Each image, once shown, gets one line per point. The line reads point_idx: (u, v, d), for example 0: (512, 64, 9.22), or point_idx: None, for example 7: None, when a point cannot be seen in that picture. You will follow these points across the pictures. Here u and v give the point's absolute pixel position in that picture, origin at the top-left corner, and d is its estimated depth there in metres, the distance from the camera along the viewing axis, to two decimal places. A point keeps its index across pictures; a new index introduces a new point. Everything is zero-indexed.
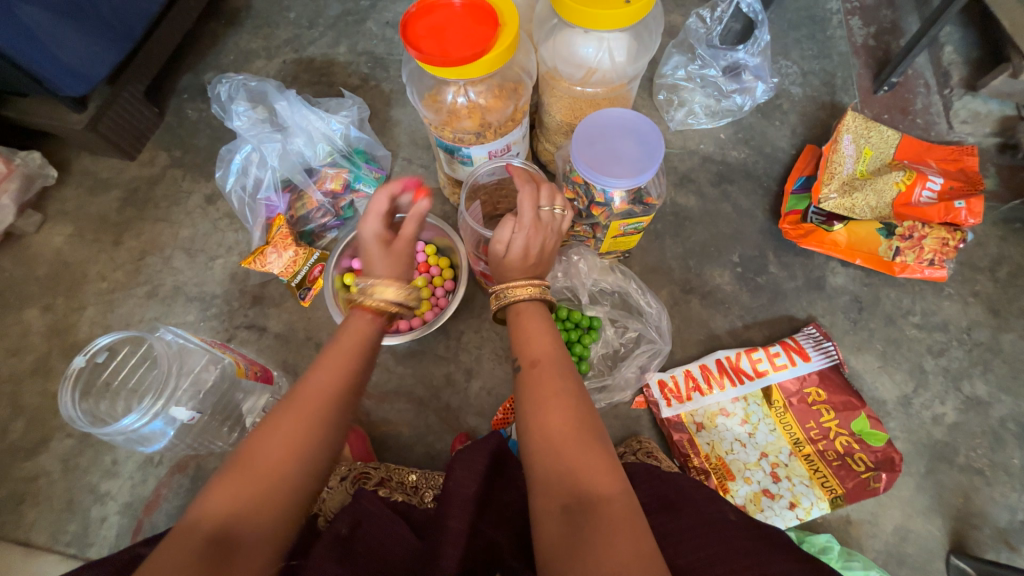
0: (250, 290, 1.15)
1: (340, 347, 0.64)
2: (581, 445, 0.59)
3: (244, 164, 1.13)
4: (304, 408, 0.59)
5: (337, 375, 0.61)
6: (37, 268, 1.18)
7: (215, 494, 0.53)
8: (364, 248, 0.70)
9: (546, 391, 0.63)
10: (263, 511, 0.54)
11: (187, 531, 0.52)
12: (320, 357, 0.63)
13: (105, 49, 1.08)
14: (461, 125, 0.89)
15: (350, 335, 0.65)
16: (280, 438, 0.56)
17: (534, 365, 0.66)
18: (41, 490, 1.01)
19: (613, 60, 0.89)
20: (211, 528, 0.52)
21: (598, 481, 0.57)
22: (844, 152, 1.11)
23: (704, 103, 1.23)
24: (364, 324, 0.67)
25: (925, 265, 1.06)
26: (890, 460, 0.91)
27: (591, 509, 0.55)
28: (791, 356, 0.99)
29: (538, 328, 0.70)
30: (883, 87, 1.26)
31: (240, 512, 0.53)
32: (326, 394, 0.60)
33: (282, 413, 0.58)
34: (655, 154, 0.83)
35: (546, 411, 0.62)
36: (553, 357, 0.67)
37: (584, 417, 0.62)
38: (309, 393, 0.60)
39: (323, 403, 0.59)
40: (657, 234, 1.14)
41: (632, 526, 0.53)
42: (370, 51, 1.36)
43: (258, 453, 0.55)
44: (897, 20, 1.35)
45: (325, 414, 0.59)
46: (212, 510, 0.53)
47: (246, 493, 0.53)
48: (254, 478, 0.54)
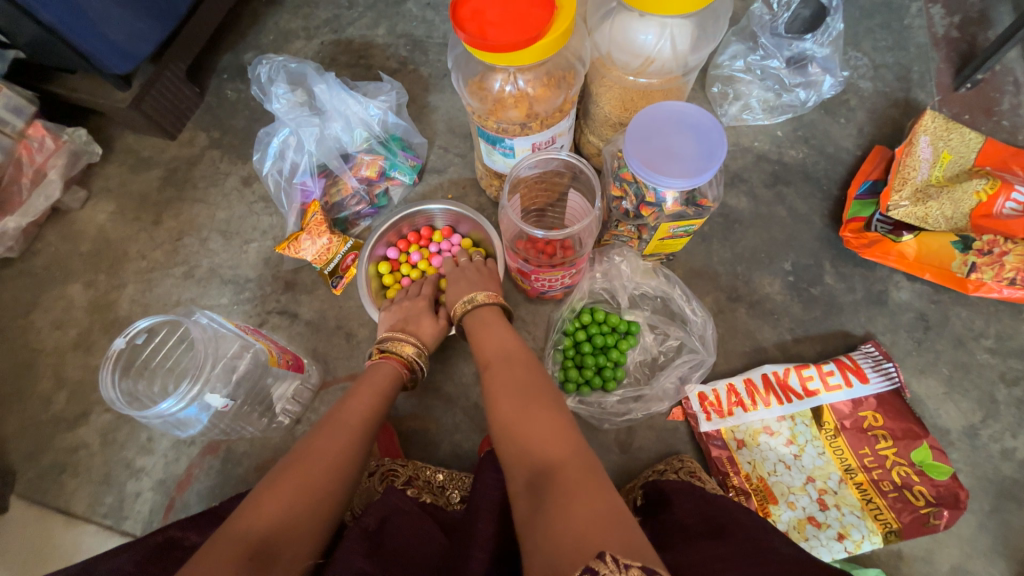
0: (283, 275, 1.14)
1: (371, 384, 0.80)
2: (531, 417, 0.64)
3: (281, 147, 1.11)
4: (342, 428, 0.72)
5: (370, 410, 0.76)
6: (81, 244, 1.21)
7: (266, 503, 0.60)
8: (413, 313, 0.92)
9: (498, 384, 0.72)
10: (305, 520, 0.60)
11: (235, 541, 0.55)
12: (354, 390, 0.79)
13: (150, 27, 1.07)
14: (507, 115, 0.84)
15: (381, 374, 0.82)
16: (329, 450, 0.68)
17: (488, 368, 0.76)
18: (82, 462, 1.05)
19: (674, 49, 0.83)
20: (259, 536, 0.56)
21: (552, 448, 0.58)
22: (919, 155, 1.02)
23: (762, 97, 1.15)
24: (393, 371, 0.83)
25: (1005, 285, 0.95)
26: (955, 496, 0.84)
27: (548, 474, 0.55)
28: (846, 376, 0.92)
29: (489, 329, 0.82)
30: (965, 84, 1.15)
31: (285, 522, 0.59)
32: (360, 419, 0.74)
33: (322, 433, 0.70)
34: (716, 152, 0.76)
35: (498, 402, 0.69)
36: (503, 356, 0.77)
37: (532, 397, 0.67)
38: (345, 418, 0.73)
39: (356, 428, 0.73)
40: (705, 236, 1.08)
41: (584, 480, 0.52)
42: (409, 33, 1.32)
43: (309, 465, 0.65)
44: (986, 9, 1.22)
45: (360, 438, 0.72)
46: (262, 518, 0.58)
47: (294, 502, 0.61)
48: (302, 486, 0.62)
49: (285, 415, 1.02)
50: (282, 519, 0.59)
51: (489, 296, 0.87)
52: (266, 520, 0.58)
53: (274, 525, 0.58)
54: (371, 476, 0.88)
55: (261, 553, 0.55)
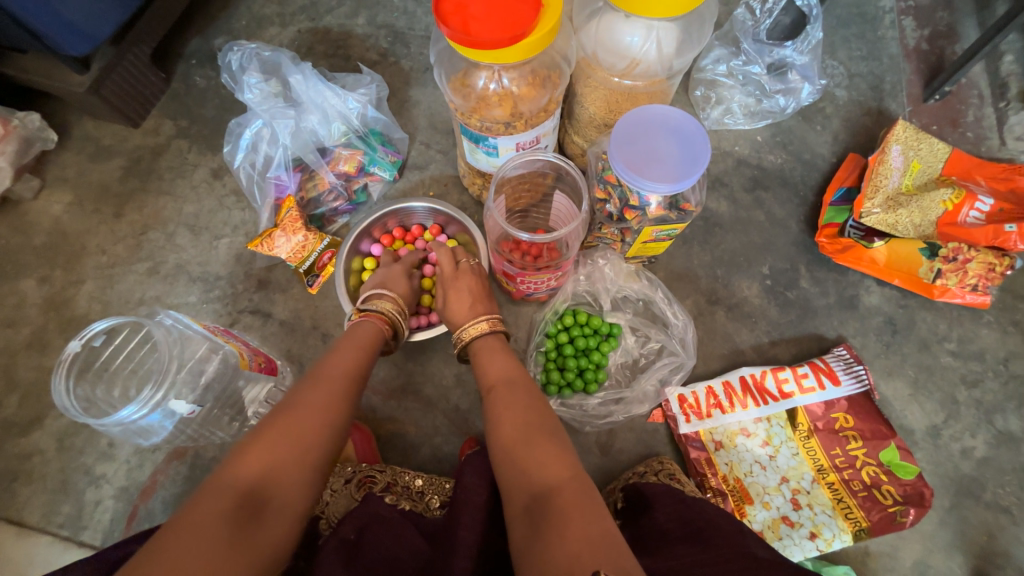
0: (256, 273, 1.10)
1: (353, 339, 0.77)
2: (533, 442, 0.64)
3: (255, 139, 1.07)
4: (328, 382, 0.69)
5: (355, 362, 0.74)
6: (34, 236, 1.13)
7: (253, 450, 0.58)
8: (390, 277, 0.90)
9: (502, 405, 0.71)
10: (297, 467, 0.59)
11: (221, 490, 0.54)
12: (336, 346, 0.76)
13: (110, 7, 1.01)
14: (490, 113, 0.82)
15: (362, 331, 0.79)
16: (315, 401, 0.66)
17: (492, 389, 0.75)
18: (35, 469, 0.98)
19: (659, 52, 0.83)
20: (247, 484, 0.55)
21: (550, 472, 0.59)
22: (890, 163, 1.05)
23: (743, 102, 1.16)
24: (375, 327, 0.80)
25: (968, 290, 1.01)
26: (920, 495, 0.87)
27: (547, 499, 0.56)
28: (819, 378, 0.95)
29: (494, 356, 0.79)
30: (934, 96, 1.18)
31: (275, 469, 0.57)
32: (345, 372, 0.71)
33: (308, 388, 0.67)
34: (700, 158, 0.76)
35: (501, 424, 0.68)
36: (506, 376, 0.75)
37: (533, 421, 0.67)
38: (328, 372, 0.71)
39: (341, 379, 0.70)
40: (686, 239, 1.08)
41: (582, 507, 0.54)
42: (390, 24, 1.28)
43: (297, 414, 0.63)
44: (954, 23, 1.26)
45: (347, 387, 0.70)
46: (249, 467, 0.57)
47: (282, 452, 0.59)
48: (291, 437, 0.60)
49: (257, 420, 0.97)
50: (270, 466, 0.57)
51: (494, 322, 0.82)
52: (254, 468, 0.57)
53: (262, 472, 0.57)
54: (347, 483, 0.84)
55: (249, 501, 0.54)
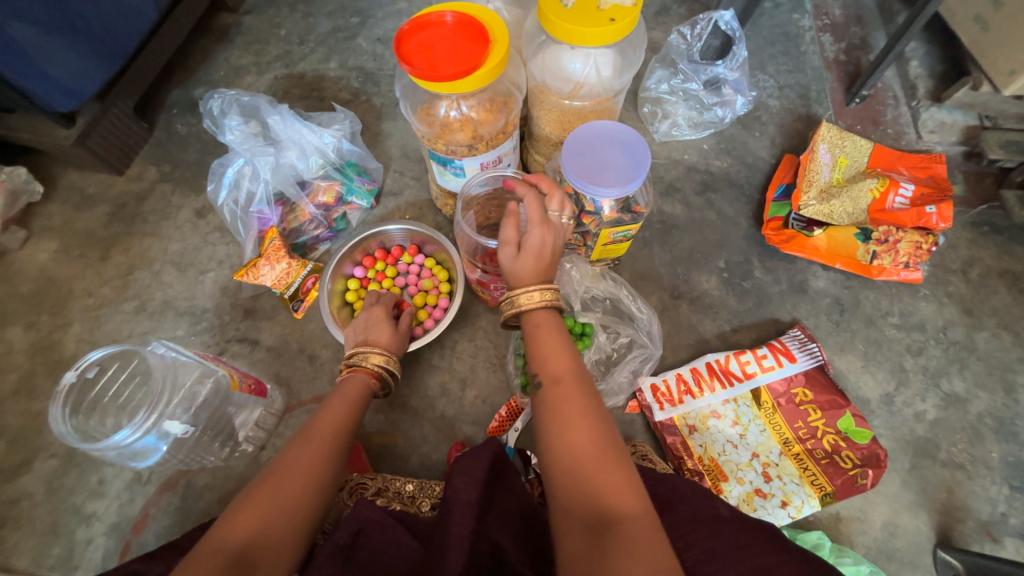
0: (242, 303, 1.15)
1: (343, 393, 0.80)
2: (606, 461, 0.58)
3: (237, 177, 1.14)
4: (319, 440, 0.72)
5: (344, 418, 0.76)
6: (21, 284, 1.17)
7: (243, 511, 0.60)
8: (377, 325, 0.91)
9: (570, 407, 0.62)
10: (286, 529, 0.61)
11: (212, 551, 0.56)
12: (327, 400, 0.78)
13: (95, 66, 1.09)
14: (454, 138, 0.91)
15: (351, 387, 0.81)
16: (305, 459, 0.68)
17: (556, 382, 0.65)
18: (24, 513, 0.99)
19: (599, 74, 0.93)
20: (237, 546, 0.57)
21: (622, 499, 0.55)
22: (820, 160, 1.16)
23: (687, 116, 1.28)
24: (363, 383, 0.82)
25: (901, 267, 1.10)
26: (876, 457, 0.94)
27: (616, 526, 0.52)
28: (778, 358, 1.02)
29: (558, 345, 0.68)
30: (854, 99, 1.32)
31: (264, 529, 0.60)
32: (335, 429, 0.74)
33: (299, 445, 0.70)
34: (642, 163, 0.86)
35: (570, 431, 0.60)
36: (576, 374, 0.66)
37: (609, 438, 0.60)
38: (320, 428, 0.73)
39: (329, 436, 0.73)
40: (646, 241, 1.17)
41: (655, 544, 0.51)
42: (361, 66, 1.38)
43: (287, 475, 0.65)
44: (866, 36, 1.42)
45: (336, 445, 0.73)
46: (241, 528, 0.59)
47: (272, 512, 0.61)
48: (280, 499, 0.63)
49: (248, 443, 1.01)
50: (260, 526, 0.60)
51: (548, 295, 0.71)
52: (245, 530, 0.59)
53: (253, 535, 0.59)
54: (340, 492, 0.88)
55: (241, 560, 0.56)
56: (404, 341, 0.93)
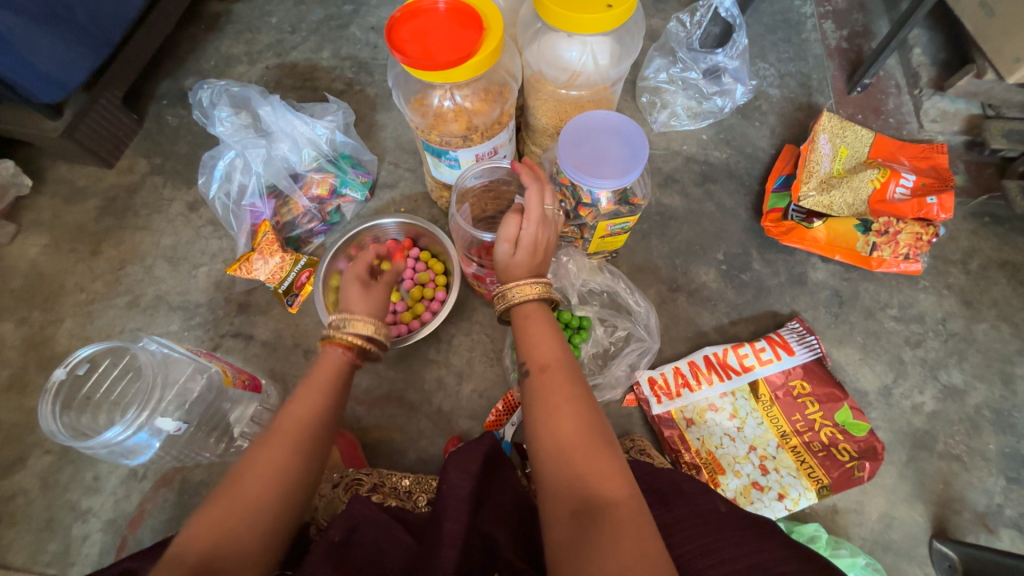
0: (236, 297, 1.13)
1: (316, 378, 0.69)
2: (593, 447, 0.57)
3: (228, 170, 1.12)
4: (281, 439, 0.63)
5: (315, 409, 0.66)
6: (12, 280, 1.15)
7: (200, 522, 0.56)
8: (348, 288, 0.77)
9: (557, 394, 0.61)
10: (246, 538, 0.56)
11: (168, 568, 0.53)
12: (298, 386, 0.68)
13: (82, 56, 1.06)
14: (448, 128, 0.89)
15: (322, 371, 0.70)
16: (267, 463, 0.60)
17: (543, 370, 0.64)
18: (20, 509, 0.98)
19: (596, 63, 0.91)
20: (192, 564, 0.53)
21: (608, 485, 0.54)
22: (820, 151, 1.14)
23: (686, 105, 1.26)
24: (337, 359, 0.71)
25: (901, 259, 1.09)
26: (873, 449, 0.94)
27: (602, 512, 0.52)
28: (776, 350, 1.01)
29: (545, 332, 0.67)
30: (856, 88, 1.30)
31: (222, 542, 0.55)
32: (303, 423, 0.65)
33: (263, 444, 0.62)
34: (640, 154, 0.84)
35: (557, 418, 0.59)
36: (565, 361, 0.64)
37: (596, 424, 0.59)
38: (284, 425, 0.64)
39: (297, 433, 0.64)
40: (644, 233, 1.16)
41: (640, 529, 0.51)
42: (354, 55, 1.36)
43: (245, 481, 0.59)
44: (868, 23, 1.39)
45: (305, 441, 0.64)
46: (196, 543, 0.54)
47: (230, 524, 0.56)
48: (235, 510, 0.57)
49: (243, 439, 0.98)
50: (218, 540, 0.55)
51: (540, 288, 0.70)
52: (201, 545, 0.54)
53: (208, 550, 0.54)
54: (335, 487, 0.87)
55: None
56: (387, 298, 0.80)
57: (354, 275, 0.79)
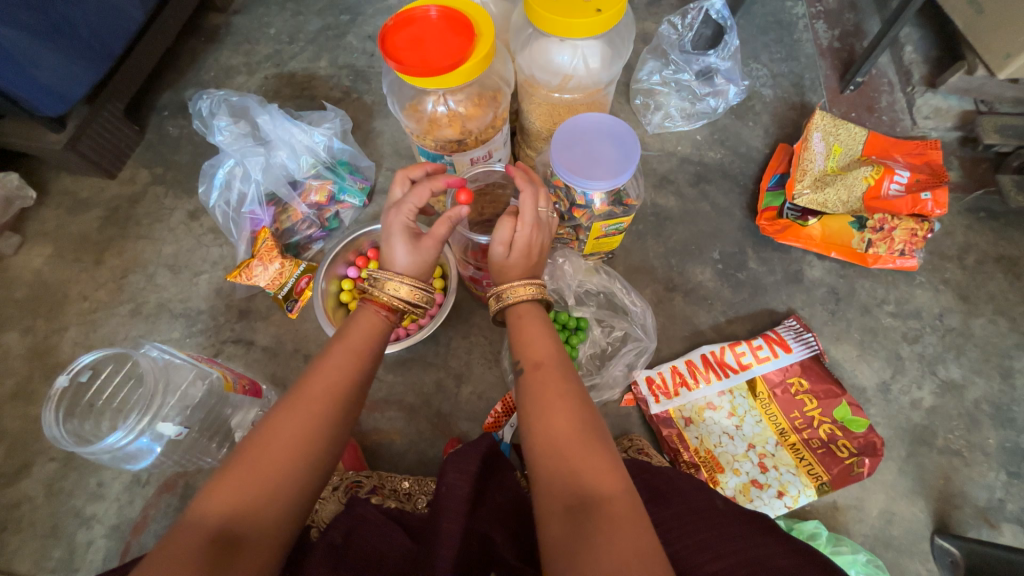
0: (237, 304, 1.15)
1: (346, 343, 0.68)
2: (586, 443, 0.58)
3: (228, 178, 1.13)
4: (308, 405, 0.62)
5: (343, 376, 0.65)
6: (17, 290, 1.17)
7: (220, 488, 0.56)
8: (391, 238, 0.72)
9: (550, 391, 0.62)
10: (270, 501, 0.57)
11: (191, 527, 0.54)
12: (327, 350, 0.67)
13: (83, 69, 1.08)
14: (442, 133, 0.91)
15: (356, 335, 0.69)
16: (293, 429, 0.60)
17: (538, 367, 0.65)
18: (25, 516, 0.99)
19: (587, 66, 0.92)
20: (216, 524, 0.54)
21: (601, 480, 0.55)
22: (814, 149, 1.15)
23: (679, 106, 1.27)
24: (375, 322, 0.71)
25: (897, 255, 1.10)
26: (872, 445, 0.94)
27: (596, 506, 0.53)
28: (773, 348, 1.02)
29: (538, 330, 0.68)
30: (848, 87, 1.31)
31: (244, 507, 0.55)
32: (333, 389, 0.64)
33: (289, 408, 0.62)
34: (632, 155, 0.85)
35: (551, 414, 0.60)
36: (558, 359, 0.65)
37: (590, 420, 0.60)
38: (312, 390, 0.63)
39: (324, 400, 0.63)
40: (639, 234, 1.17)
41: (633, 523, 0.51)
42: (351, 64, 1.38)
43: (271, 446, 0.59)
44: (859, 22, 1.40)
45: (332, 408, 0.63)
46: (218, 506, 0.55)
47: (256, 486, 0.56)
48: (258, 476, 0.57)
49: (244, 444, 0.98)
50: (241, 502, 0.55)
51: (535, 291, 0.71)
52: (225, 507, 0.55)
53: (232, 512, 0.55)
54: (335, 489, 0.88)
55: (221, 540, 0.53)
56: (436, 258, 0.73)
57: (400, 224, 0.72)
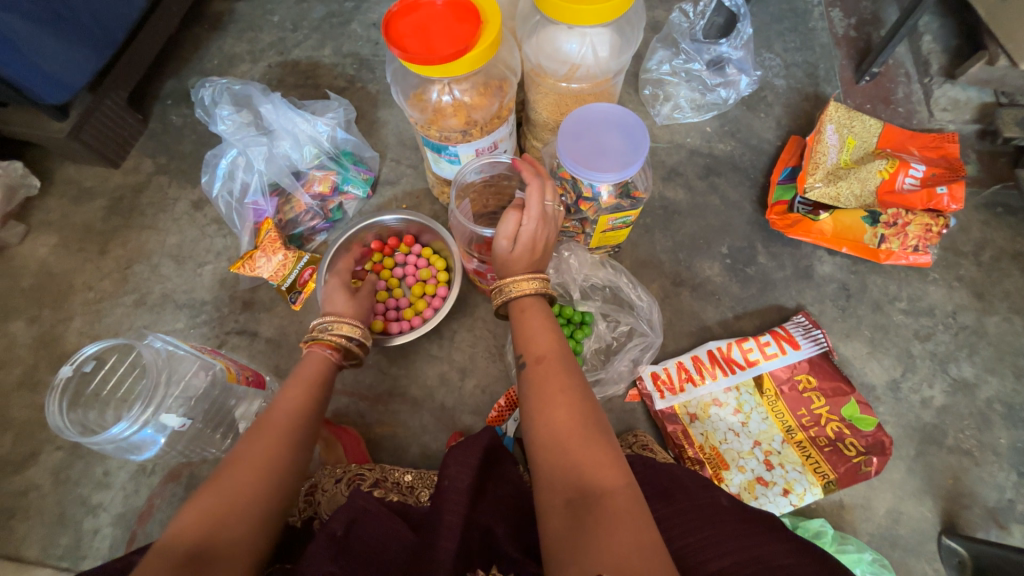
0: (241, 295, 1.14)
1: (300, 378, 0.76)
2: (587, 437, 0.57)
3: (230, 168, 1.12)
4: (269, 433, 0.67)
5: (302, 404, 0.72)
6: (22, 279, 1.17)
7: (193, 508, 0.57)
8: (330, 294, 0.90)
9: (552, 385, 0.62)
10: (240, 521, 0.58)
11: (164, 549, 0.53)
12: (284, 386, 0.74)
13: (85, 57, 1.07)
14: (447, 124, 0.89)
15: (306, 369, 0.77)
16: (258, 454, 0.64)
17: (539, 361, 0.64)
18: (33, 504, 1.00)
19: (596, 55, 0.90)
20: (189, 544, 0.54)
21: (601, 472, 0.54)
22: (827, 141, 1.12)
23: (689, 97, 1.25)
24: (322, 358, 0.79)
25: (910, 251, 1.08)
26: (881, 443, 0.93)
27: (596, 499, 0.52)
28: (781, 345, 1.00)
29: (540, 324, 0.68)
30: (864, 77, 1.27)
31: (214, 524, 0.56)
32: (289, 418, 0.70)
33: (252, 436, 0.66)
34: (640, 147, 0.83)
35: (552, 407, 0.60)
36: (561, 353, 0.65)
37: (590, 414, 0.59)
38: (272, 421, 0.69)
39: (285, 426, 0.69)
40: (647, 228, 1.15)
41: (634, 516, 0.50)
42: (355, 52, 1.36)
43: (238, 470, 0.61)
44: (877, 11, 1.36)
45: (291, 436, 0.68)
46: (191, 526, 0.55)
47: (225, 508, 0.58)
48: (229, 494, 0.59)
49: None
50: (213, 524, 0.56)
51: (539, 285, 0.70)
52: (198, 527, 0.55)
53: (204, 533, 0.55)
54: (337, 482, 0.87)
55: (193, 556, 0.53)
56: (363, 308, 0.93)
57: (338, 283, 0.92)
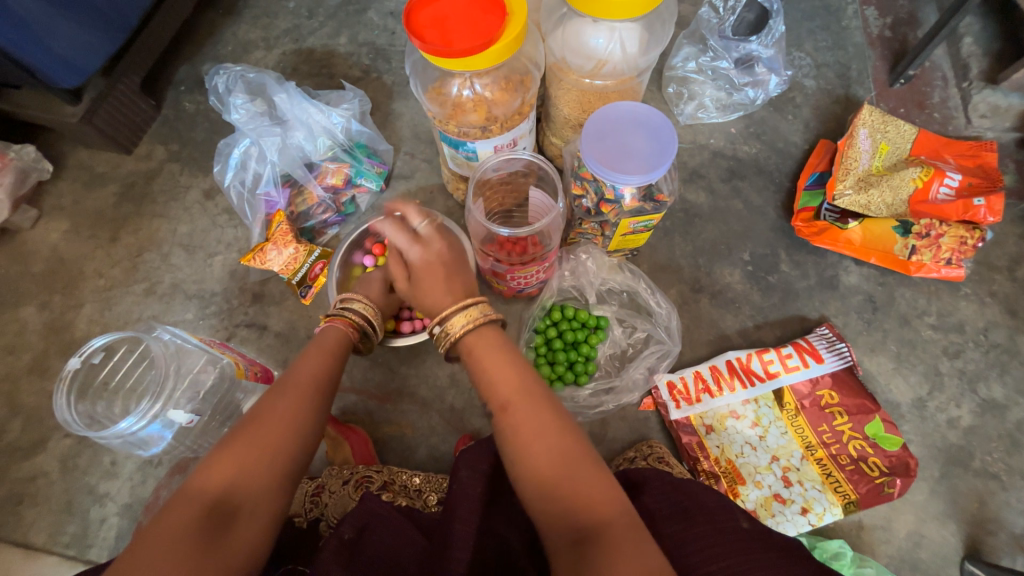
0: (251, 287, 1.13)
1: (322, 345, 0.72)
2: (575, 471, 0.54)
3: (243, 158, 1.10)
4: (294, 388, 0.64)
5: (324, 368, 0.69)
6: (33, 264, 1.16)
7: (219, 461, 0.56)
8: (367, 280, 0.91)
9: (526, 428, 0.57)
10: (264, 475, 0.56)
11: (187, 500, 0.53)
12: (303, 352, 0.70)
13: (101, 41, 1.05)
14: (466, 119, 0.86)
15: (328, 338, 0.74)
16: (282, 409, 0.61)
17: (505, 408, 0.59)
18: (40, 490, 1.00)
19: (624, 51, 0.86)
20: (215, 493, 0.53)
21: (595, 506, 0.52)
22: (859, 147, 1.08)
23: (715, 97, 1.20)
24: (340, 333, 0.75)
25: (942, 264, 1.03)
26: (905, 465, 0.90)
27: (597, 537, 0.50)
28: (803, 357, 0.97)
29: (495, 354, 0.63)
30: (899, 80, 1.22)
31: (241, 475, 0.55)
32: (314, 379, 0.66)
33: (276, 394, 0.63)
34: (667, 148, 0.80)
35: (534, 453, 0.56)
36: (525, 389, 0.60)
37: (574, 445, 0.56)
38: (297, 377, 0.66)
39: (309, 386, 0.65)
40: (666, 231, 1.11)
41: (636, 545, 0.49)
42: (371, 41, 1.32)
43: (263, 425, 0.59)
44: (915, 10, 1.30)
45: (315, 396, 0.65)
46: (216, 476, 0.54)
47: (252, 457, 0.56)
48: (256, 446, 0.57)
49: None
50: (236, 476, 0.55)
51: (474, 311, 0.66)
52: (221, 478, 0.54)
53: (230, 482, 0.54)
54: (345, 483, 0.86)
55: (217, 509, 0.52)
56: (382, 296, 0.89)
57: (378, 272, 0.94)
